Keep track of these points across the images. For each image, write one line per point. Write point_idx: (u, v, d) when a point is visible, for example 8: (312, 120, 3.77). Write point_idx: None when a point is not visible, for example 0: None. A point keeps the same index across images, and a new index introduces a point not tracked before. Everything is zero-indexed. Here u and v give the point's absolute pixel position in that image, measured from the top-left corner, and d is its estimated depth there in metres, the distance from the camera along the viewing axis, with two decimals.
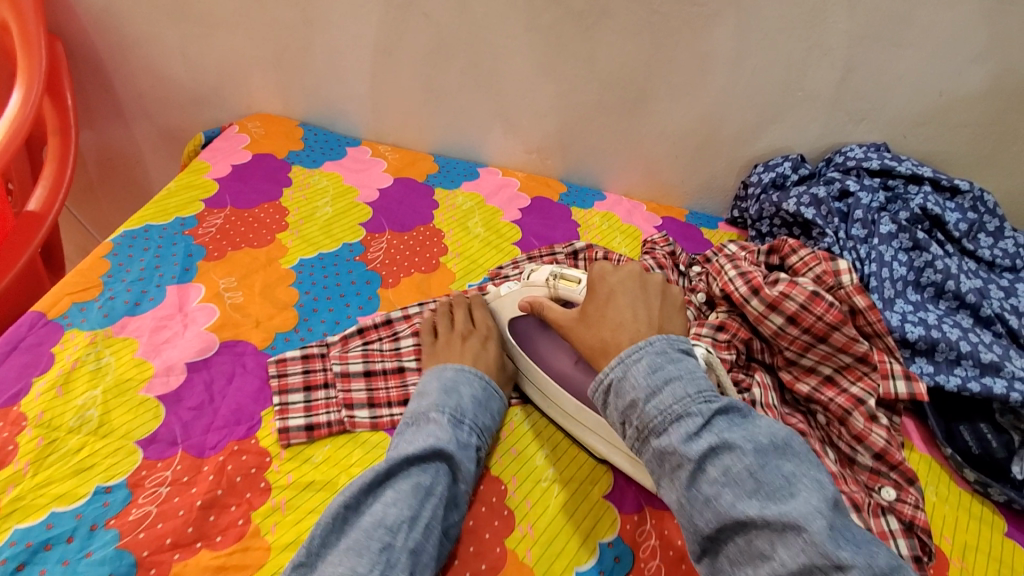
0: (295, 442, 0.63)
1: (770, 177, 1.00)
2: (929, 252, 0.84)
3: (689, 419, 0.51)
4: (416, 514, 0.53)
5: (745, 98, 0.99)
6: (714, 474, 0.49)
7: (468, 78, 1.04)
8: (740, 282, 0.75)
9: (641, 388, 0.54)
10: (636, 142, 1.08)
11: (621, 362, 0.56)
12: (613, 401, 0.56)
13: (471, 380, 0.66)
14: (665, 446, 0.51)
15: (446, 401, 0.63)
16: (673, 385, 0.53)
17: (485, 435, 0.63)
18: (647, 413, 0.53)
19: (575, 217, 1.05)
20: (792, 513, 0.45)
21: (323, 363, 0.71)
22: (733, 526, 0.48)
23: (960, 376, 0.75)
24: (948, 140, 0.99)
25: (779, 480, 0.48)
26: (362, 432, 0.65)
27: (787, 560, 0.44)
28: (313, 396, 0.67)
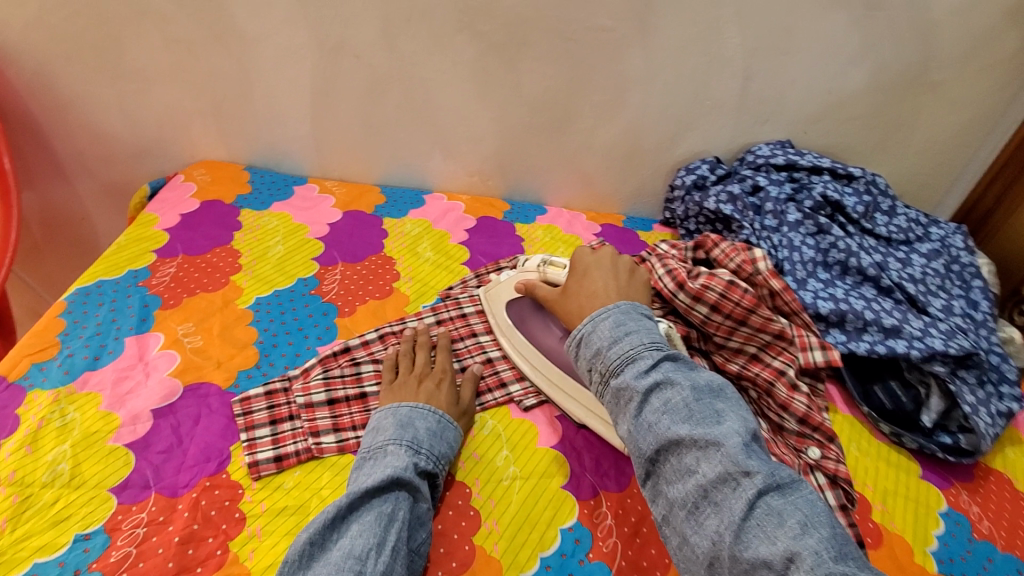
0: (265, 473, 0.65)
1: (692, 179, 1.10)
2: (832, 234, 0.94)
3: (641, 361, 0.59)
4: (382, 540, 0.55)
5: (660, 110, 1.08)
6: (657, 404, 0.56)
7: (405, 111, 1.10)
8: (667, 278, 0.82)
9: (605, 338, 0.63)
10: (568, 158, 1.16)
11: (592, 320, 0.65)
12: (584, 351, 0.64)
13: (425, 414, 0.69)
14: (621, 384, 0.58)
15: (401, 434, 0.66)
16: (633, 334, 0.62)
17: (443, 461, 0.66)
18: (608, 357, 0.61)
19: (519, 232, 1.11)
20: (715, 433, 0.52)
21: (286, 396, 0.74)
22: (668, 446, 0.53)
23: (868, 341, 0.84)
24: (841, 133, 1.10)
25: (708, 411, 0.54)
26: (331, 456, 0.69)
27: (708, 470, 0.50)
28: (279, 429, 0.70)
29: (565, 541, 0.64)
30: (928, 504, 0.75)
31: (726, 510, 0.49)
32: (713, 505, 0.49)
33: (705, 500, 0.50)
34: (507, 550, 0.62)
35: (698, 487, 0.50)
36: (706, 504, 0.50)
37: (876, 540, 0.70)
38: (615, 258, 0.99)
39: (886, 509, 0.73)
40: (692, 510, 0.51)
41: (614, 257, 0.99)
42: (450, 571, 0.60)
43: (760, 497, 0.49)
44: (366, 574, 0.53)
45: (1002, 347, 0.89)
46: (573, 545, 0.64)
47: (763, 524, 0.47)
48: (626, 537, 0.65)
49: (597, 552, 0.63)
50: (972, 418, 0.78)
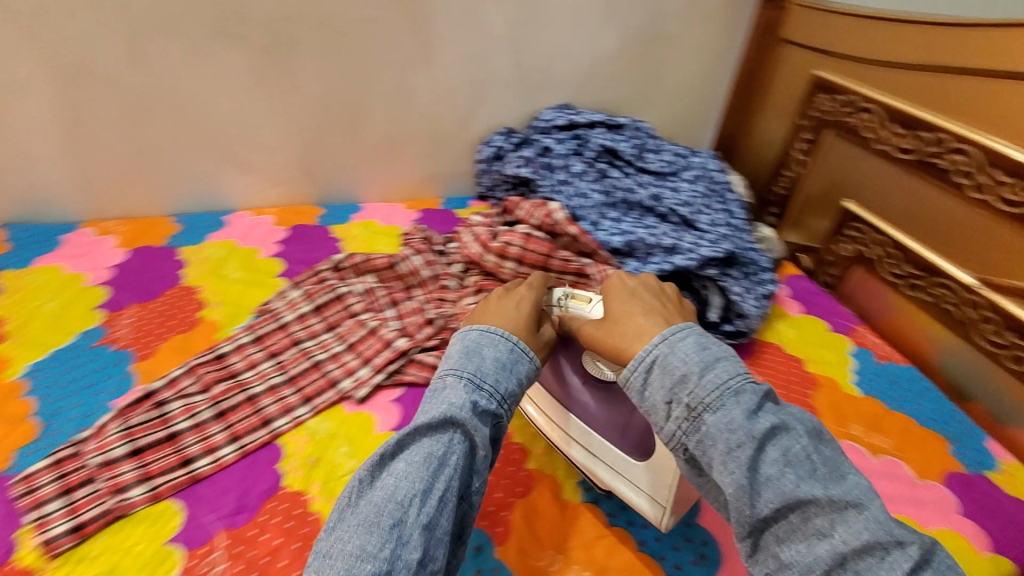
0: (63, 549, 0.59)
1: (491, 151, 1.16)
2: (612, 177, 1.06)
3: (744, 396, 0.56)
4: (396, 528, 0.51)
5: (447, 91, 1.12)
6: (774, 455, 0.53)
7: (181, 131, 1.02)
8: (475, 245, 0.94)
9: (693, 363, 0.58)
10: (373, 152, 1.16)
11: (666, 340, 0.61)
12: (660, 377, 0.59)
13: (496, 341, 0.66)
14: (725, 420, 0.55)
15: (466, 364, 0.63)
16: (723, 362, 0.58)
17: (508, 400, 0.62)
18: (702, 387, 0.57)
19: (335, 233, 1.09)
20: (851, 493, 0.52)
21: (80, 460, 0.66)
22: (792, 505, 0.51)
23: (656, 262, 0.96)
24: (612, 90, 1.23)
25: (831, 465, 0.54)
26: (142, 508, 0.63)
27: (850, 539, 0.49)
28: (73, 497, 0.62)
29: None
30: None
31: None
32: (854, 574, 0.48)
33: (844, 568, 0.49)
34: None
35: (834, 554, 0.49)
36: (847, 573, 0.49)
37: None
38: (433, 237, 1.02)
39: None
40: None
41: (431, 237, 1.02)
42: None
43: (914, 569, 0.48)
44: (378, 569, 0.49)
45: (755, 245, 1.08)
46: None
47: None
48: None
49: None
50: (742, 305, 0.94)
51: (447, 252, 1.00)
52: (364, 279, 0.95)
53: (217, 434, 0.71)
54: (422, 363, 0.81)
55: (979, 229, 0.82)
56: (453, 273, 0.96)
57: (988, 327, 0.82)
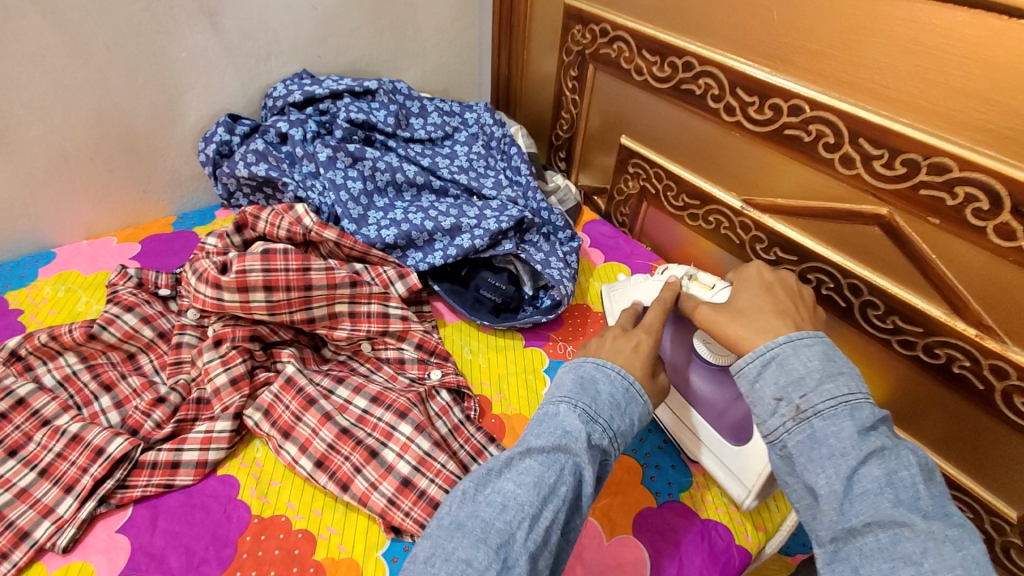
0: None
1: (213, 149, 0.91)
2: (368, 159, 0.88)
3: (865, 410, 0.50)
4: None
5: (127, 80, 0.86)
6: (875, 472, 0.47)
7: None
8: (203, 287, 0.68)
9: (812, 369, 0.52)
10: (48, 178, 0.87)
11: (790, 342, 0.54)
12: (775, 373, 0.53)
13: (608, 373, 0.57)
14: (830, 429, 0.49)
15: (580, 395, 0.55)
16: (847, 374, 0.51)
17: (617, 442, 0.54)
18: (817, 394, 0.50)
19: (15, 303, 0.81)
20: (954, 530, 0.44)
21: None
22: (882, 522, 0.45)
23: (441, 250, 0.84)
24: (356, 47, 1.03)
25: (939, 503, 0.46)
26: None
27: (940, 570, 0.43)
28: None
29: None
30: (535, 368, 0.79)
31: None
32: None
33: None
34: None
35: None
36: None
37: (501, 431, 0.71)
38: (151, 280, 0.79)
39: (504, 396, 0.75)
40: None
41: (149, 280, 0.78)
42: None
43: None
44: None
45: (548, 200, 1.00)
46: None
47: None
48: None
49: None
50: (546, 272, 0.85)
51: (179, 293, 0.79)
52: (60, 363, 0.70)
53: None
54: (153, 466, 0.61)
55: (735, 150, 0.80)
56: (189, 321, 0.74)
57: (758, 245, 0.83)
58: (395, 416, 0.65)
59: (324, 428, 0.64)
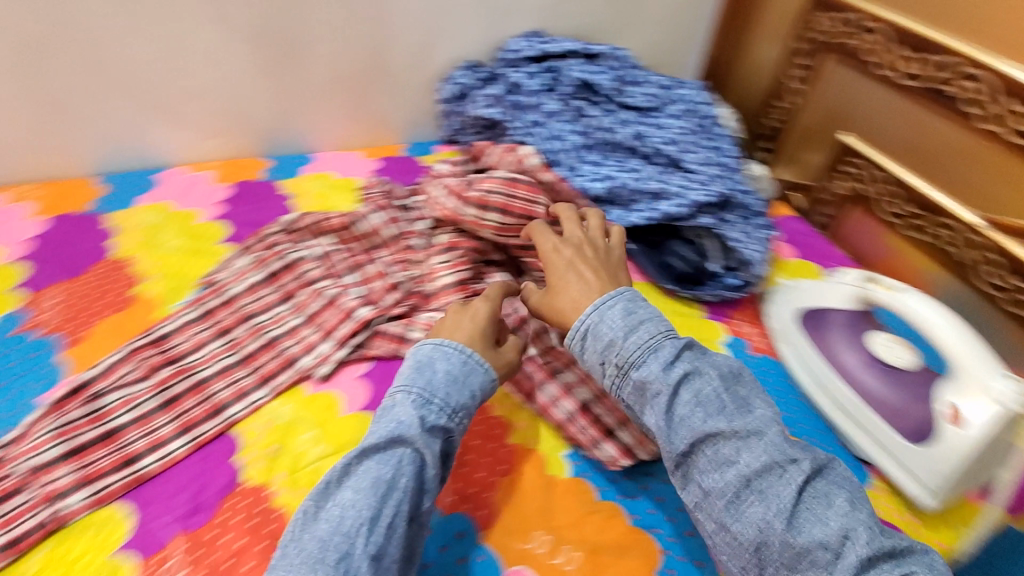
0: None
1: (454, 90, 1.04)
2: (591, 116, 0.95)
3: (664, 350, 0.56)
4: (376, 513, 0.49)
5: (399, 18, 0.98)
6: (687, 397, 0.54)
7: (88, 75, 0.87)
8: (448, 199, 0.81)
9: (617, 328, 0.57)
10: (321, 93, 1.02)
11: (596, 308, 0.59)
12: (591, 343, 0.58)
13: (450, 353, 0.60)
14: (645, 376, 0.55)
15: (610, 327, 0.58)
16: (647, 324, 0.57)
17: (463, 409, 0.58)
18: (626, 348, 0.56)
19: (286, 189, 0.97)
20: (753, 423, 0.52)
21: (5, 467, 0.58)
22: (703, 439, 0.52)
23: (643, 211, 0.88)
24: (586, 13, 1.10)
25: (739, 401, 0.54)
26: (83, 518, 0.57)
27: (752, 462, 0.50)
28: (5, 508, 0.56)
29: None
30: (713, 339, 0.84)
31: (773, 498, 0.48)
32: (758, 494, 0.49)
33: (749, 489, 0.49)
34: None
35: (739, 477, 0.50)
36: (750, 494, 0.49)
37: None
38: (395, 193, 0.93)
39: None
40: (733, 499, 0.49)
41: (393, 193, 0.93)
42: None
43: (806, 480, 0.50)
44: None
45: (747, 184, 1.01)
46: None
47: (813, 507, 0.48)
48: (451, 472, 0.63)
49: None
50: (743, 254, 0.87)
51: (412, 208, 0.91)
52: (320, 241, 0.85)
53: (165, 427, 0.64)
54: (388, 335, 0.75)
55: (984, 167, 0.79)
56: (420, 231, 0.88)
57: (989, 267, 0.78)
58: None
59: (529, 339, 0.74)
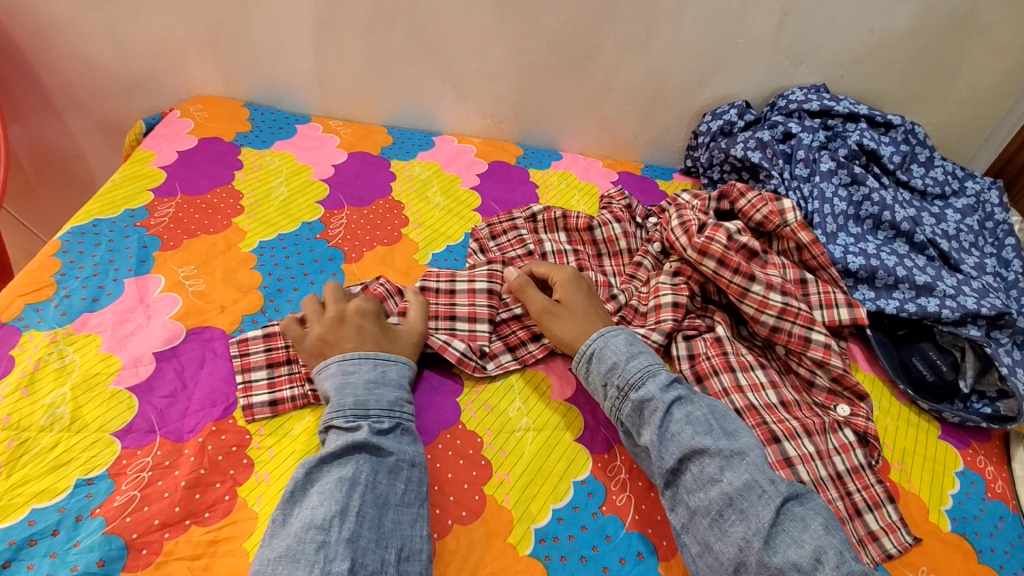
0: (259, 417, 0.63)
1: (718, 125, 1.03)
2: (866, 185, 0.89)
3: (659, 376, 0.65)
4: (345, 506, 0.53)
5: (689, 48, 1.00)
6: (679, 417, 0.62)
7: (413, 44, 1.01)
8: (679, 231, 0.80)
9: (621, 353, 0.67)
10: (588, 101, 1.08)
11: (603, 336, 0.69)
12: (596, 364, 0.67)
13: (360, 363, 0.65)
14: (643, 396, 0.63)
15: (616, 373, 0.66)
16: (647, 354, 0.67)
17: (399, 406, 0.63)
18: (628, 370, 0.65)
19: (533, 178, 1.04)
20: (738, 447, 0.59)
21: (285, 339, 0.71)
22: (693, 455, 0.59)
23: (898, 299, 0.81)
24: (880, 78, 1.03)
25: (727, 430, 0.61)
26: (328, 403, 0.66)
27: (734, 480, 0.56)
28: (276, 372, 0.67)
29: (578, 494, 0.63)
30: (944, 463, 0.74)
31: (753, 516, 0.54)
32: (739, 512, 0.55)
33: (731, 508, 0.55)
34: (519, 500, 0.61)
35: (722, 494, 0.56)
36: (732, 511, 0.55)
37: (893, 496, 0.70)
38: (635, 208, 0.95)
39: (905, 469, 0.73)
40: (715, 517, 0.55)
41: (633, 208, 0.95)
42: (460, 520, 0.59)
43: (783, 504, 0.55)
44: (331, 542, 0.51)
45: None
46: (587, 498, 0.63)
47: (789, 529, 0.54)
48: (640, 492, 0.64)
49: (610, 505, 0.63)
50: (1009, 381, 0.76)
51: (646, 226, 0.92)
52: (556, 237, 0.90)
53: None
54: None
55: None
56: (649, 250, 0.87)
57: None
58: (802, 427, 0.68)
59: (737, 395, 0.71)
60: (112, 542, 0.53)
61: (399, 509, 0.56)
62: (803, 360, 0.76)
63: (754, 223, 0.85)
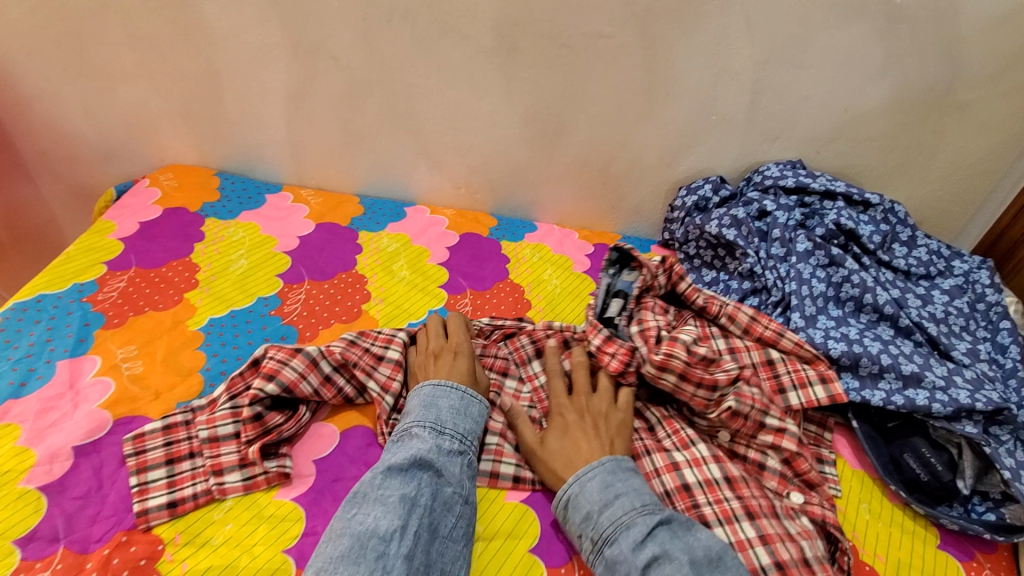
0: (155, 523, 0.58)
1: (693, 200, 1.01)
2: (845, 267, 0.86)
3: (635, 529, 0.56)
4: (405, 523, 0.54)
5: (661, 125, 0.99)
6: None
7: (386, 118, 1.01)
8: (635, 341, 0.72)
9: (595, 500, 0.59)
10: (563, 172, 1.07)
11: (579, 478, 0.61)
12: (570, 513, 0.60)
13: (449, 391, 0.67)
14: (616, 556, 0.55)
15: (589, 526, 0.58)
16: (624, 497, 0.58)
17: (470, 438, 0.64)
18: (600, 523, 0.57)
19: (505, 251, 1.02)
20: None
21: (187, 430, 0.65)
22: None
23: (885, 390, 0.76)
24: (857, 154, 1.02)
25: None
26: (235, 497, 0.61)
27: None
28: (176, 469, 0.62)
29: None
30: None
31: None
32: None
33: None
34: None
35: None
36: None
37: None
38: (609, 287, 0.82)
39: None
40: None
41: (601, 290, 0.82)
42: None
43: None
44: (390, 554, 0.52)
45: None
46: None
47: None
48: None
49: None
50: (1012, 487, 0.69)
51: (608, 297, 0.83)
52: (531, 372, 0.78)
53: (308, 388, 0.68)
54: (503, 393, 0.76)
55: None
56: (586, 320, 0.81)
57: None
58: (743, 509, 0.62)
59: (668, 475, 0.66)
60: None
61: (445, 542, 0.56)
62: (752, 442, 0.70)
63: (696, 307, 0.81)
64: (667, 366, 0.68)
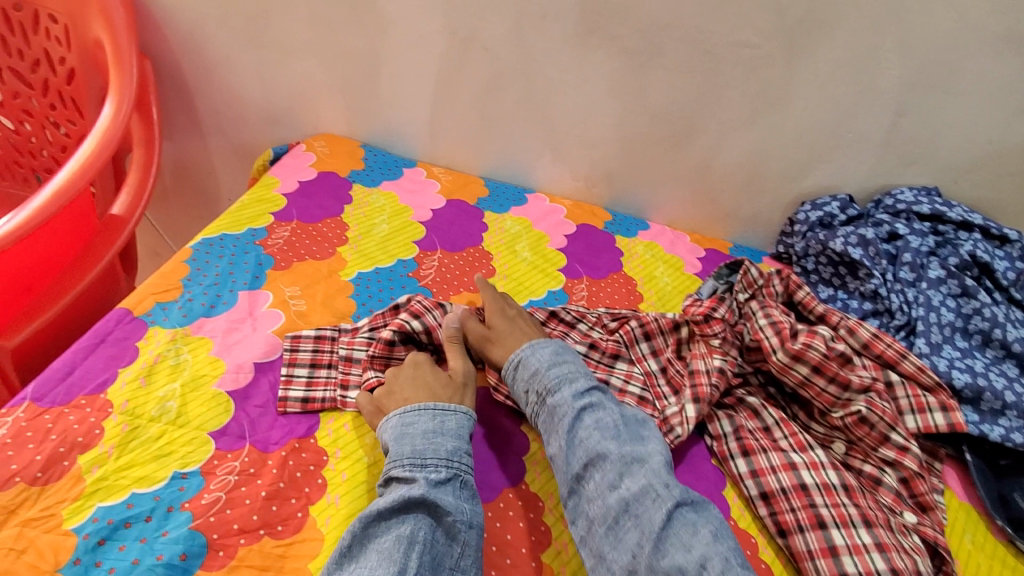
0: (290, 411, 0.69)
1: (817, 216, 1.02)
2: (978, 299, 0.85)
3: (576, 384, 0.69)
4: (405, 567, 0.54)
5: (791, 138, 1.00)
6: (589, 423, 0.66)
7: (521, 107, 1.08)
8: (770, 332, 0.75)
9: (544, 361, 0.71)
10: (683, 175, 1.10)
11: (531, 346, 0.73)
12: (521, 372, 0.71)
13: (417, 415, 0.65)
14: (558, 402, 0.67)
15: (537, 380, 0.70)
16: (571, 364, 0.72)
17: (457, 455, 0.62)
18: (548, 377, 0.70)
19: (619, 245, 1.06)
20: (639, 452, 0.63)
21: (332, 344, 0.77)
22: (595, 460, 0.63)
23: (1005, 427, 0.75)
24: (997, 188, 0.99)
25: (635, 436, 0.65)
26: (352, 411, 0.71)
27: (631, 485, 0.60)
28: (316, 372, 0.73)
29: None
30: None
31: (645, 521, 0.57)
32: (633, 519, 0.58)
33: (627, 514, 0.58)
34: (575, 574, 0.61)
35: (620, 500, 0.59)
36: (626, 518, 0.58)
37: None
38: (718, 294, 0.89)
39: None
40: (612, 525, 0.58)
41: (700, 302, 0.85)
42: None
43: (676, 509, 0.58)
44: None
45: None
46: None
47: (679, 533, 0.57)
48: None
49: None
50: None
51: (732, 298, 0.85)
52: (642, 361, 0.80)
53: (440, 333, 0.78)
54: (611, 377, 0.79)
55: None
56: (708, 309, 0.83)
57: None
58: (861, 516, 0.64)
59: (785, 473, 0.68)
60: (195, 539, 0.56)
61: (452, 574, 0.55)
62: (871, 457, 0.72)
63: (814, 315, 0.82)
64: (804, 355, 0.72)
